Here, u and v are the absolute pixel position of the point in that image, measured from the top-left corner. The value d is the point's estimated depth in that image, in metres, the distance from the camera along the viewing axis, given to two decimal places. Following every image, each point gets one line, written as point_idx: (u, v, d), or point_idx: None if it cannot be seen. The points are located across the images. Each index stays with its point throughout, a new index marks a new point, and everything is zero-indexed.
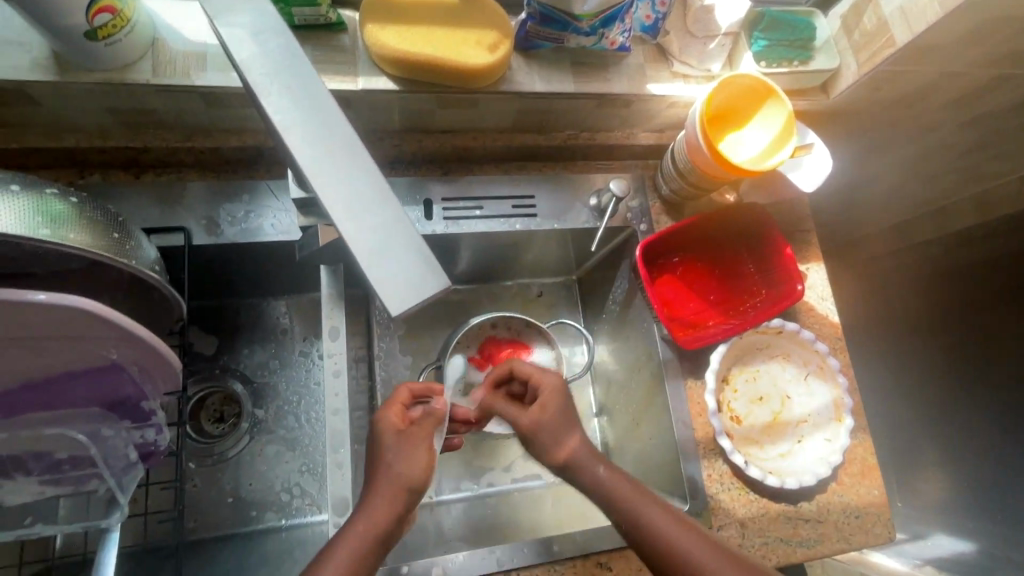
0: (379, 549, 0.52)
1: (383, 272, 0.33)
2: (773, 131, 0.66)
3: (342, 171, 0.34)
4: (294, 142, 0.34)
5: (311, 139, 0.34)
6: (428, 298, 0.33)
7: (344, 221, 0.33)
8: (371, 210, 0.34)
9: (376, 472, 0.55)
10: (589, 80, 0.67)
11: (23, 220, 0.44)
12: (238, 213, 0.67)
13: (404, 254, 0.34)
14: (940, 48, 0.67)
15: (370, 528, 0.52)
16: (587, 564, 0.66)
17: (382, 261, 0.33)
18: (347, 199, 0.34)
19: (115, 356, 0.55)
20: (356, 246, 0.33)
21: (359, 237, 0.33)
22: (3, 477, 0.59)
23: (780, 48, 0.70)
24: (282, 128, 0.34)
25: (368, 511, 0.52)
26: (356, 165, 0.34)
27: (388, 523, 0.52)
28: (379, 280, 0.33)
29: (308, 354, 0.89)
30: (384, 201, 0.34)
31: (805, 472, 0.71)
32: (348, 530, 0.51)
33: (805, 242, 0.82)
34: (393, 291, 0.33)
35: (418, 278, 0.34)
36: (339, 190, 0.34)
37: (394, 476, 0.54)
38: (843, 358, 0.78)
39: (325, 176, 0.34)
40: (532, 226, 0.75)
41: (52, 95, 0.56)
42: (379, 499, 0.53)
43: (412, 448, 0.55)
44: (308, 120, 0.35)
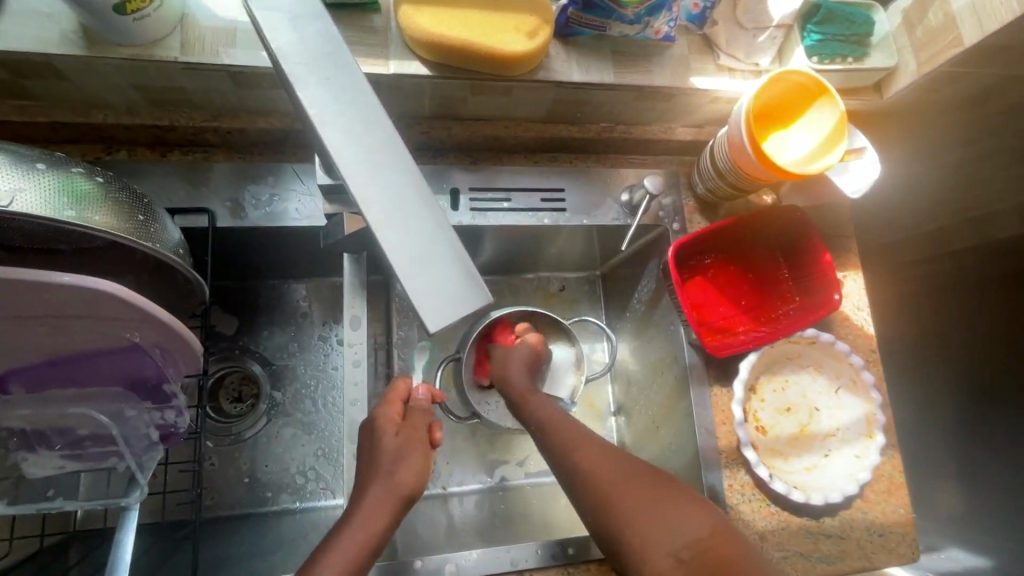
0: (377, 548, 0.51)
1: (422, 282, 0.31)
2: (821, 134, 0.62)
3: (384, 171, 0.32)
4: (333, 137, 0.32)
5: (348, 133, 0.32)
6: (468, 311, 0.32)
7: (383, 227, 0.32)
8: (414, 215, 0.32)
9: (372, 475, 0.54)
10: (629, 72, 0.64)
11: (48, 201, 0.43)
12: (263, 196, 0.66)
13: (443, 263, 0.32)
14: (1011, 50, 0.62)
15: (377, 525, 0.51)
16: (602, 568, 0.64)
17: (423, 270, 0.31)
18: (387, 203, 0.32)
19: (137, 338, 0.54)
20: (396, 252, 0.31)
21: (399, 244, 0.31)
22: (26, 450, 0.59)
23: (834, 43, 0.66)
24: (320, 123, 0.32)
25: (362, 514, 0.51)
26: (397, 164, 0.33)
27: (384, 526, 0.52)
28: (418, 289, 0.31)
29: (327, 338, 0.88)
30: (428, 205, 0.33)
31: (832, 489, 0.68)
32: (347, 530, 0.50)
33: (844, 249, 0.78)
34: (433, 302, 0.31)
35: (459, 290, 0.32)
36: (379, 193, 0.32)
37: (389, 483, 0.54)
38: (876, 371, 0.75)
39: (365, 177, 0.32)
40: (560, 221, 0.73)
41: (81, 69, 0.55)
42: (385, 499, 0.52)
43: (405, 455, 0.56)
44: (347, 115, 0.33)
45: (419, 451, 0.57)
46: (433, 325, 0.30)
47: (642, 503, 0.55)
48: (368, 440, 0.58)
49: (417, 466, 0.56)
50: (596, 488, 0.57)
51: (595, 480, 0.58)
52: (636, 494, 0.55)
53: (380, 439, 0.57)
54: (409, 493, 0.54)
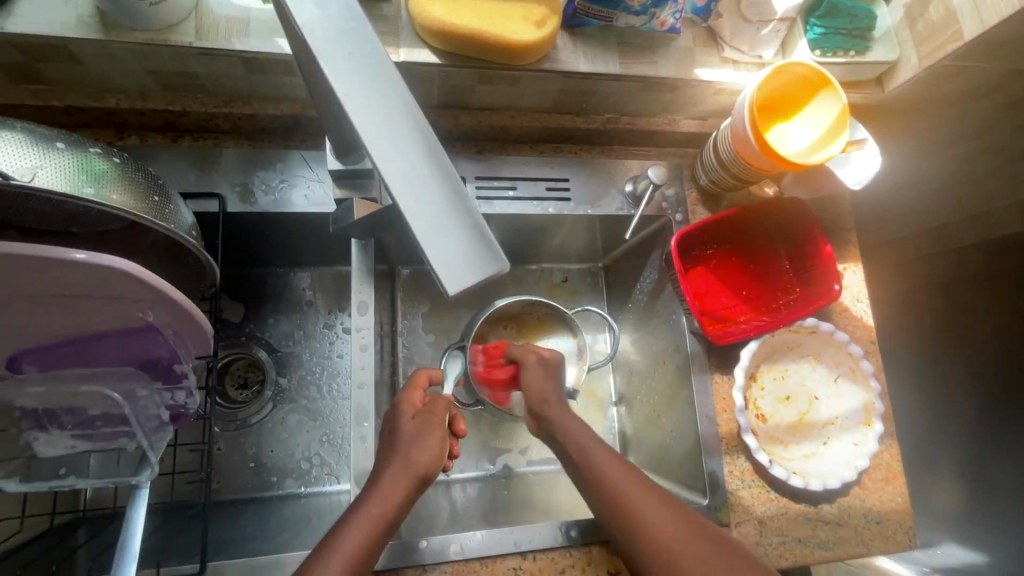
0: (393, 526, 0.51)
1: (441, 248, 0.33)
2: (822, 127, 0.64)
3: (403, 142, 0.33)
4: (354, 106, 0.33)
5: (369, 104, 0.33)
6: (484, 276, 0.34)
7: (403, 195, 0.33)
8: (433, 185, 0.33)
9: (392, 453, 0.55)
10: (635, 63, 0.65)
11: (68, 178, 0.44)
12: (272, 182, 0.67)
13: (461, 231, 0.34)
14: (1012, 44, 0.63)
15: (392, 500, 0.51)
16: (604, 551, 0.66)
17: (442, 237, 0.33)
18: (407, 173, 0.33)
19: (150, 319, 0.55)
20: (416, 220, 0.33)
21: (418, 212, 0.33)
22: (38, 429, 0.60)
23: (836, 37, 0.67)
24: (342, 94, 0.33)
25: (382, 487, 0.52)
26: (417, 137, 0.34)
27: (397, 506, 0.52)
28: (437, 256, 0.33)
29: (332, 326, 0.89)
30: (447, 177, 0.34)
31: (830, 475, 0.69)
32: (365, 506, 0.51)
33: (844, 241, 0.79)
34: (450, 268, 0.33)
35: (476, 257, 0.34)
36: (400, 163, 0.33)
37: (405, 462, 0.54)
38: (875, 361, 0.76)
39: (386, 146, 0.33)
40: (565, 210, 0.74)
41: (96, 54, 0.56)
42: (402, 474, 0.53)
43: (419, 433, 0.56)
44: (368, 88, 0.34)
45: (437, 432, 0.57)
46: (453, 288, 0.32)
47: (675, 533, 0.52)
48: (389, 422, 0.60)
49: (435, 445, 0.56)
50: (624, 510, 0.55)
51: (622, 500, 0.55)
52: (669, 522, 0.53)
53: (397, 423, 0.58)
54: (428, 474, 0.54)
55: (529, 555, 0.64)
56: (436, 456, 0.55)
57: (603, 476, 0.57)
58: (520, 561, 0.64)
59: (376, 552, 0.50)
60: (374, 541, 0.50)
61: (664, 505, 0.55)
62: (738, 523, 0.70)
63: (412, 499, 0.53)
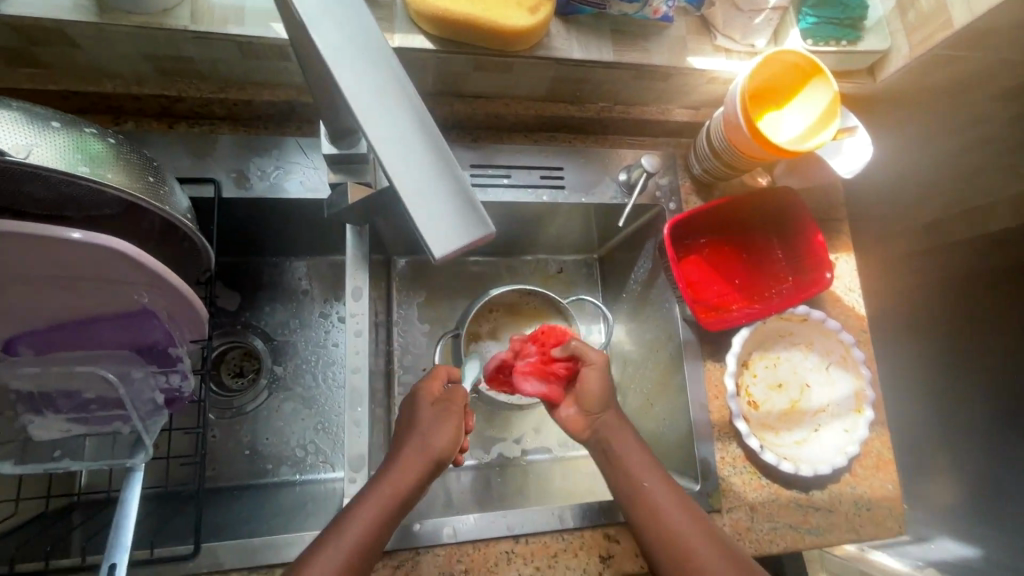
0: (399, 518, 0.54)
1: (427, 214, 0.33)
2: (813, 114, 0.64)
3: (393, 112, 0.34)
4: (346, 77, 0.33)
5: (359, 74, 0.33)
6: (471, 242, 0.34)
7: (392, 162, 0.33)
8: (422, 153, 0.34)
9: (409, 437, 0.59)
10: (628, 51, 0.65)
11: (63, 157, 0.44)
12: (268, 168, 0.67)
13: (448, 198, 0.34)
14: (1001, 34, 0.64)
15: (394, 489, 0.54)
16: (596, 535, 0.66)
17: (429, 203, 0.33)
18: (396, 142, 0.33)
19: (146, 302, 0.55)
20: (404, 186, 0.33)
21: (406, 179, 0.33)
22: (33, 413, 0.61)
23: (829, 26, 0.67)
24: (332, 62, 0.33)
25: (393, 479, 0.55)
26: (406, 108, 0.34)
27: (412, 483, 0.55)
28: (424, 221, 0.33)
29: (327, 315, 0.90)
30: (436, 146, 0.34)
31: (821, 461, 0.70)
32: (371, 496, 0.53)
33: (836, 231, 0.80)
34: (438, 233, 0.33)
35: (463, 223, 0.34)
36: (389, 131, 0.33)
37: (417, 455, 0.57)
38: (866, 350, 0.77)
39: (377, 115, 0.33)
40: (559, 198, 0.75)
41: (93, 37, 0.56)
42: (410, 467, 0.56)
43: (430, 426, 0.59)
44: (358, 58, 0.34)
45: (449, 430, 0.60)
46: (440, 252, 0.32)
47: (712, 560, 0.55)
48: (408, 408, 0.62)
49: (443, 438, 0.59)
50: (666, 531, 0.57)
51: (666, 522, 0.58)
52: (706, 549, 0.56)
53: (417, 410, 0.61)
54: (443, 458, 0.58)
55: (521, 538, 0.65)
56: (448, 442, 0.59)
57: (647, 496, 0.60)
58: (512, 544, 0.64)
59: (388, 528, 0.53)
60: (387, 520, 0.53)
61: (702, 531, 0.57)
62: (729, 508, 0.70)
63: (417, 491, 0.56)
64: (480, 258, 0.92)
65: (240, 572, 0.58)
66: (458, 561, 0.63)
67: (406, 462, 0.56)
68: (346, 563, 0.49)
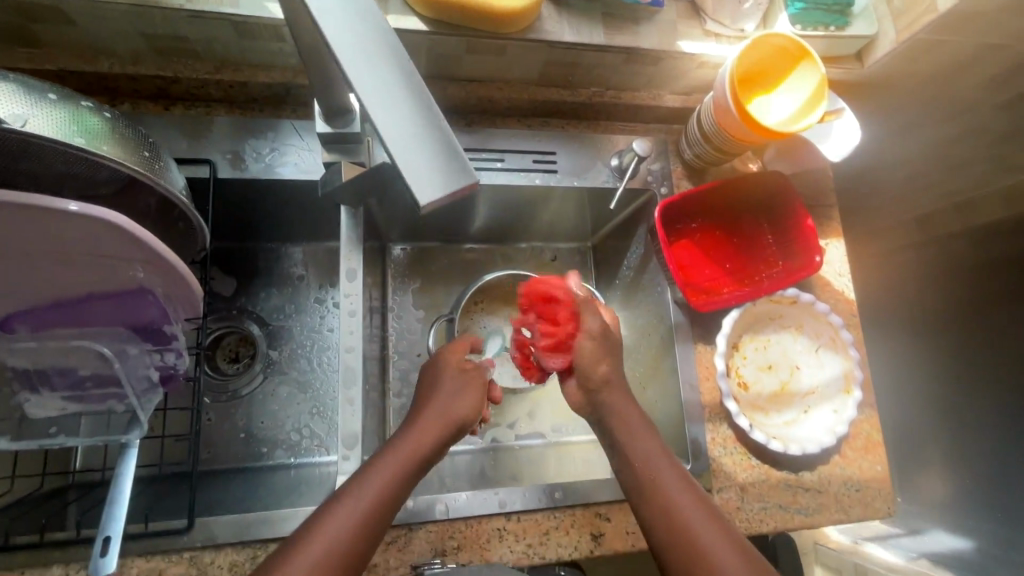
0: (392, 509, 0.52)
1: (414, 162, 0.32)
2: (803, 97, 0.65)
3: (380, 68, 0.33)
4: (334, 31, 0.33)
5: (349, 30, 0.33)
6: (456, 193, 0.33)
7: (378, 113, 0.33)
8: (407, 105, 0.33)
9: (428, 404, 0.60)
10: (618, 34, 0.67)
11: (58, 128, 0.45)
12: (263, 150, 0.68)
13: (432, 148, 0.33)
14: (984, 18, 0.65)
15: (396, 469, 0.54)
16: (587, 513, 0.67)
17: (414, 152, 0.32)
18: (382, 94, 0.33)
19: (141, 279, 0.56)
20: (389, 136, 0.32)
21: (393, 129, 0.33)
22: (28, 390, 0.61)
23: (817, 12, 0.68)
24: (321, 17, 0.33)
25: (385, 469, 0.53)
26: (393, 63, 0.34)
27: (428, 445, 0.56)
28: (409, 169, 0.32)
29: (323, 301, 0.90)
30: (420, 98, 0.34)
31: (810, 441, 0.71)
32: (370, 476, 0.53)
33: (826, 216, 0.81)
34: (423, 182, 0.32)
35: (447, 172, 0.33)
36: (376, 85, 0.33)
37: (413, 444, 0.56)
38: (856, 333, 0.78)
39: (363, 71, 0.33)
40: (552, 182, 0.75)
41: (91, 15, 0.57)
42: (404, 456, 0.55)
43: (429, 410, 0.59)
44: (347, 13, 0.33)
45: (447, 415, 0.59)
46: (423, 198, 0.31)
47: (721, 543, 0.52)
48: (432, 374, 0.63)
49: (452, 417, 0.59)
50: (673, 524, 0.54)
51: (674, 512, 0.55)
52: (715, 534, 0.53)
53: (442, 378, 0.62)
54: (464, 423, 0.59)
55: (513, 516, 0.65)
56: (465, 411, 0.59)
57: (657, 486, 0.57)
58: (504, 522, 0.65)
59: (403, 490, 0.54)
60: (400, 482, 0.53)
61: (715, 524, 0.54)
62: (720, 489, 0.71)
63: (413, 479, 0.55)
64: (474, 245, 0.93)
65: (234, 547, 0.59)
66: (450, 538, 0.64)
67: (410, 443, 0.56)
68: (355, 523, 0.49)
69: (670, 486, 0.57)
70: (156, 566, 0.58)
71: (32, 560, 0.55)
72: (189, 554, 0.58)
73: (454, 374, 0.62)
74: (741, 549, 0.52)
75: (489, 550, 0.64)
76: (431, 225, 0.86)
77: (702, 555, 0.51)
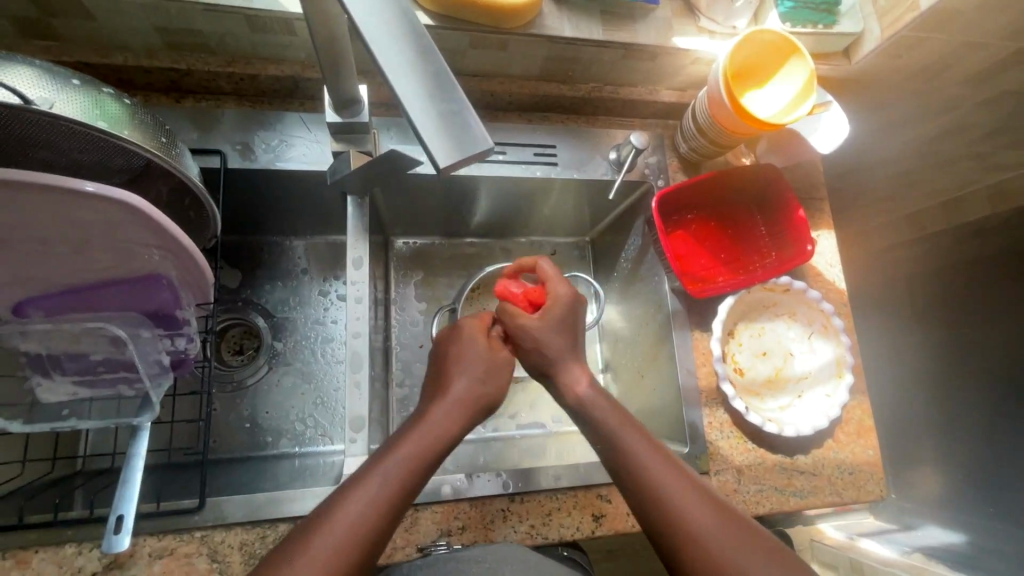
0: (406, 500, 0.52)
1: (432, 128, 0.34)
2: (794, 89, 0.68)
3: (393, 42, 0.35)
4: (357, 7, 0.35)
5: (370, 8, 0.35)
6: (472, 157, 0.35)
7: (398, 82, 0.34)
8: (424, 77, 0.35)
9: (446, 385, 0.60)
10: (615, 30, 0.70)
11: (82, 111, 0.47)
12: (272, 141, 0.70)
13: (449, 116, 0.35)
14: (963, 18, 0.68)
15: (414, 457, 0.54)
16: (588, 495, 0.69)
17: (432, 119, 0.35)
18: (402, 63, 0.35)
19: (155, 263, 0.57)
20: (409, 100, 0.34)
21: (412, 96, 0.34)
22: (41, 375, 0.62)
23: (805, 10, 0.72)
24: None
25: (398, 456, 0.53)
26: (411, 41, 0.36)
27: (449, 431, 0.57)
28: (428, 133, 0.34)
29: (326, 294, 0.92)
30: (438, 70, 0.36)
31: (803, 423, 0.73)
32: (384, 464, 0.53)
33: (817, 208, 0.84)
34: (440, 146, 0.34)
35: (462, 138, 0.35)
36: (396, 58, 0.35)
37: (429, 433, 0.56)
38: (846, 320, 0.80)
39: (383, 44, 0.34)
40: (552, 174, 0.78)
41: (108, 8, 0.60)
42: (412, 446, 0.54)
43: (438, 400, 0.59)
44: None
45: (456, 402, 0.59)
46: (441, 162, 0.34)
47: (713, 526, 0.51)
48: (448, 349, 0.64)
49: (459, 405, 0.59)
50: (670, 516, 0.53)
51: (673, 504, 0.53)
52: (708, 518, 0.52)
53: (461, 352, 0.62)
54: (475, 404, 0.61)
55: (517, 496, 0.67)
56: (489, 394, 0.61)
57: (648, 477, 0.55)
58: (508, 503, 0.67)
59: (421, 477, 0.54)
60: (414, 471, 0.53)
61: (716, 510, 0.53)
62: (717, 471, 0.73)
63: (429, 467, 0.55)
64: (475, 239, 0.95)
65: (243, 527, 0.60)
66: (455, 519, 0.65)
67: (425, 430, 0.56)
68: (371, 513, 0.49)
69: (666, 475, 0.55)
70: (168, 545, 0.59)
71: (47, 538, 0.57)
72: (200, 534, 0.60)
73: (483, 359, 0.63)
74: (734, 531, 0.51)
75: (493, 530, 0.66)
76: (433, 219, 0.88)
77: (694, 541, 0.51)
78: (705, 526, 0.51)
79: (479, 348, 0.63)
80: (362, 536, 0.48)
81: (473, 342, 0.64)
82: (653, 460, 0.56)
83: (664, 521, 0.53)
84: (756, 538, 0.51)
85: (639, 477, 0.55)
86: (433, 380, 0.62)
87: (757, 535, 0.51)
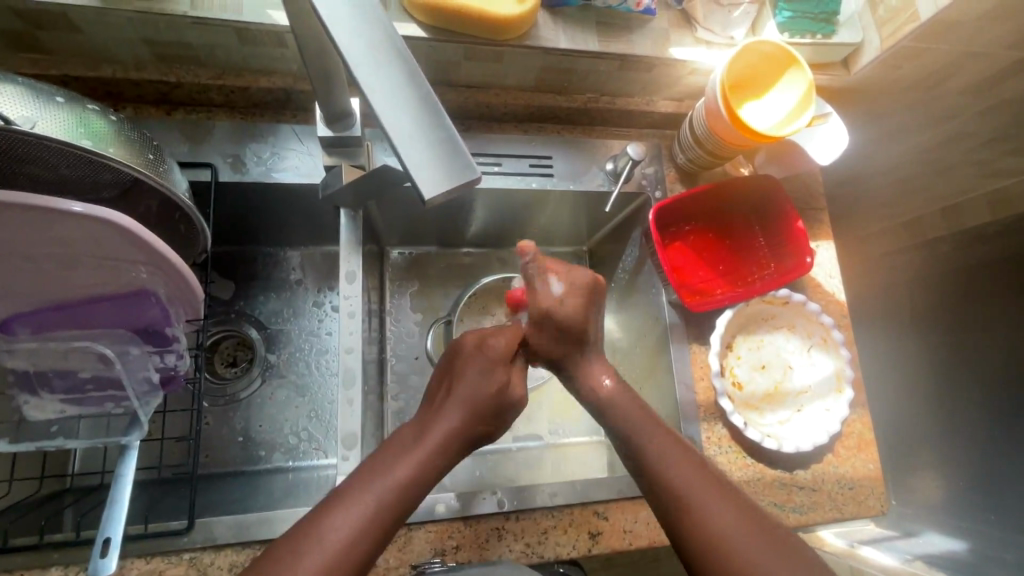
0: (399, 520, 0.51)
1: (419, 155, 0.34)
2: (794, 99, 0.67)
3: (383, 70, 0.34)
4: (341, 35, 0.34)
5: (363, 36, 0.34)
6: (460, 184, 0.34)
7: (382, 107, 0.34)
8: (412, 102, 0.34)
9: (456, 392, 0.59)
10: (611, 41, 0.69)
11: (66, 130, 0.47)
12: (264, 154, 0.69)
13: (434, 143, 0.34)
14: (964, 27, 0.67)
15: (412, 470, 0.53)
16: (585, 513, 0.68)
17: (416, 144, 0.34)
18: (389, 90, 0.34)
19: (144, 280, 0.56)
20: (394, 129, 0.34)
21: (398, 123, 0.34)
22: (28, 393, 0.61)
23: (803, 20, 0.71)
24: (329, 22, 0.34)
25: (395, 470, 0.52)
26: (398, 66, 0.35)
27: (444, 443, 0.56)
28: (412, 160, 0.34)
29: (321, 305, 0.91)
30: (425, 97, 0.35)
31: (803, 438, 0.72)
32: (381, 479, 0.51)
33: (815, 219, 0.83)
34: (427, 174, 0.33)
35: (450, 165, 0.34)
36: (382, 85, 0.34)
37: (426, 447, 0.55)
38: (846, 333, 0.79)
39: (368, 70, 0.34)
40: (548, 185, 0.77)
41: (96, 21, 0.59)
42: (410, 462, 0.53)
43: (434, 418, 0.57)
44: (356, 20, 0.35)
45: (451, 431, 0.56)
46: (427, 192, 0.33)
47: (737, 526, 0.51)
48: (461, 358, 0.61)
49: (458, 428, 0.57)
50: (694, 511, 0.53)
51: (696, 504, 0.53)
52: (733, 520, 0.52)
53: (476, 370, 0.60)
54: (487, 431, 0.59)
55: (512, 514, 0.66)
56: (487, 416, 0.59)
57: (685, 484, 0.55)
58: (503, 521, 0.66)
59: (418, 494, 0.53)
60: (411, 489, 0.52)
61: (735, 504, 0.53)
62: None
63: (424, 489, 0.53)
64: (471, 249, 0.94)
65: (233, 548, 0.59)
66: (450, 538, 0.64)
67: (423, 445, 0.55)
68: (358, 532, 0.48)
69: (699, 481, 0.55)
70: (156, 567, 0.58)
71: (35, 561, 0.56)
72: (189, 556, 0.59)
73: (492, 396, 0.59)
74: (762, 531, 0.51)
75: (488, 550, 0.65)
76: (429, 229, 0.87)
77: (717, 537, 0.51)
78: (730, 522, 0.52)
79: (495, 380, 0.60)
80: (353, 555, 0.47)
81: (489, 370, 0.60)
82: (674, 454, 0.57)
83: (686, 513, 0.53)
84: (772, 531, 0.52)
85: (670, 478, 0.55)
86: (442, 388, 0.60)
87: (773, 529, 0.52)
